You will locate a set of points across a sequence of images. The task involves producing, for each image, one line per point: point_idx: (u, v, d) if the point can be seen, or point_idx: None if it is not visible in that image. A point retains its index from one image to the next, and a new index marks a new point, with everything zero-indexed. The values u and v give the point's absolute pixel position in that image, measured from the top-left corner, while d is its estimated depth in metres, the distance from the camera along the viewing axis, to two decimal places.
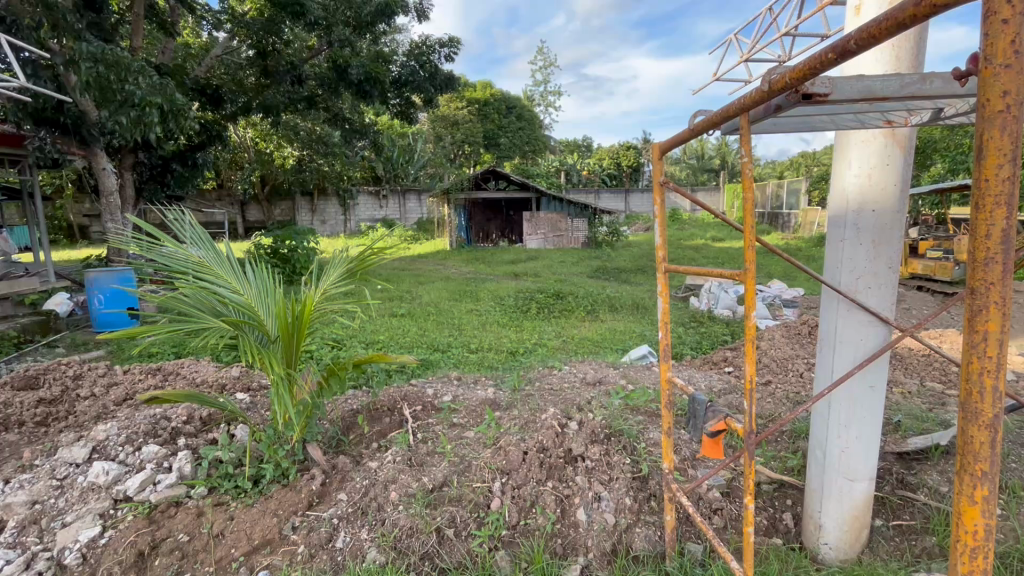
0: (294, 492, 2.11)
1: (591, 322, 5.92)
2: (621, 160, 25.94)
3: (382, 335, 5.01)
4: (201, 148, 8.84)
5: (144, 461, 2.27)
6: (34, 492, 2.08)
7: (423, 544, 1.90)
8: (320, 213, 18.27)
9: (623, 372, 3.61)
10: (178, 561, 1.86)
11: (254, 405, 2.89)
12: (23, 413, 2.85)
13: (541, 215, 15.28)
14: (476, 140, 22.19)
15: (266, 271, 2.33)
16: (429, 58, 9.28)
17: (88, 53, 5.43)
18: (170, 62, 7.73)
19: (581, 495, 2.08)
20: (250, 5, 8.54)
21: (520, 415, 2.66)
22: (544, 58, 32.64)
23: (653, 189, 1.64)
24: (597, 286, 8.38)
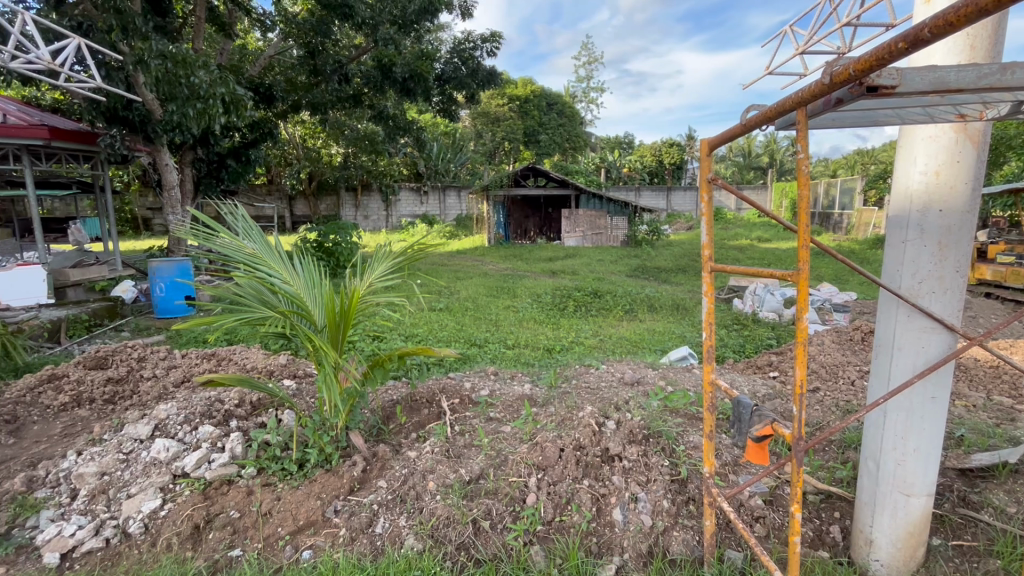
0: (336, 476, 2.19)
1: (629, 322, 5.83)
2: (664, 158, 25.40)
3: (421, 328, 5.09)
4: (253, 145, 9.16)
5: (200, 440, 2.39)
6: (103, 464, 2.25)
7: (460, 534, 1.94)
8: (363, 208, 18.64)
9: (662, 372, 3.54)
10: (230, 536, 1.97)
11: (299, 393, 3.00)
12: (93, 391, 3.10)
13: (580, 213, 15.16)
14: (516, 137, 22.28)
15: (312, 264, 2.42)
16: (472, 54, 9.40)
17: (158, 51, 5.78)
18: (227, 62, 8.12)
19: (617, 495, 2.07)
20: (302, 6, 8.85)
21: (557, 412, 2.65)
22: (588, 54, 32.39)
23: (700, 186, 1.59)
24: (636, 285, 8.23)
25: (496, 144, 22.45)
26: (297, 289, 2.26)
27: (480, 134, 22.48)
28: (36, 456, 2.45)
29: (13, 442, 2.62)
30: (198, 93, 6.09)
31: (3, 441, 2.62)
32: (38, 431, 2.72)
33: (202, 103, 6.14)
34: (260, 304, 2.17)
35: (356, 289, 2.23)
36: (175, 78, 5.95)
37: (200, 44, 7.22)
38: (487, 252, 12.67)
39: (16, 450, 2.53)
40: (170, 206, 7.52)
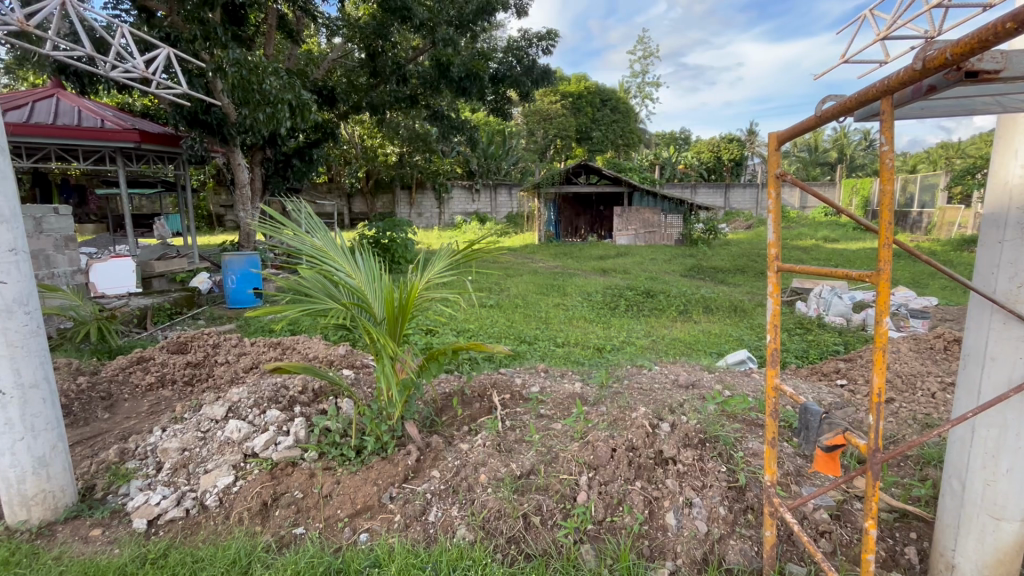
0: (392, 464, 2.27)
1: (682, 323, 5.67)
2: (722, 154, 24.46)
3: (473, 324, 5.18)
4: (316, 145, 9.59)
5: (268, 423, 2.53)
6: (184, 440, 2.44)
7: (511, 528, 1.95)
8: (417, 206, 19.12)
9: (719, 376, 3.42)
10: (295, 514, 2.09)
11: (357, 382, 3.13)
12: (175, 374, 3.37)
13: (633, 210, 14.88)
14: (568, 134, 22.17)
15: (373, 259, 2.50)
16: (527, 52, 9.46)
17: (234, 59, 6.17)
18: (294, 66, 8.55)
19: (671, 499, 2.02)
20: (363, 10, 9.19)
21: (609, 412, 2.61)
22: (644, 48, 31.65)
23: (768, 181, 1.53)
24: (691, 285, 7.98)
25: (548, 141, 22.40)
26: (358, 282, 2.35)
27: (532, 132, 22.47)
28: (127, 430, 2.69)
29: (108, 416, 2.90)
30: (268, 98, 6.49)
31: (100, 416, 2.91)
32: (129, 408, 3.00)
33: (271, 108, 6.55)
34: (323, 296, 2.27)
35: (414, 284, 2.29)
36: (250, 84, 6.33)
37: (270, 50, 7.64)
38: (538, 250, 12.68)
39: (111, 424, 2.80)
40: (242, 204, 8.02)
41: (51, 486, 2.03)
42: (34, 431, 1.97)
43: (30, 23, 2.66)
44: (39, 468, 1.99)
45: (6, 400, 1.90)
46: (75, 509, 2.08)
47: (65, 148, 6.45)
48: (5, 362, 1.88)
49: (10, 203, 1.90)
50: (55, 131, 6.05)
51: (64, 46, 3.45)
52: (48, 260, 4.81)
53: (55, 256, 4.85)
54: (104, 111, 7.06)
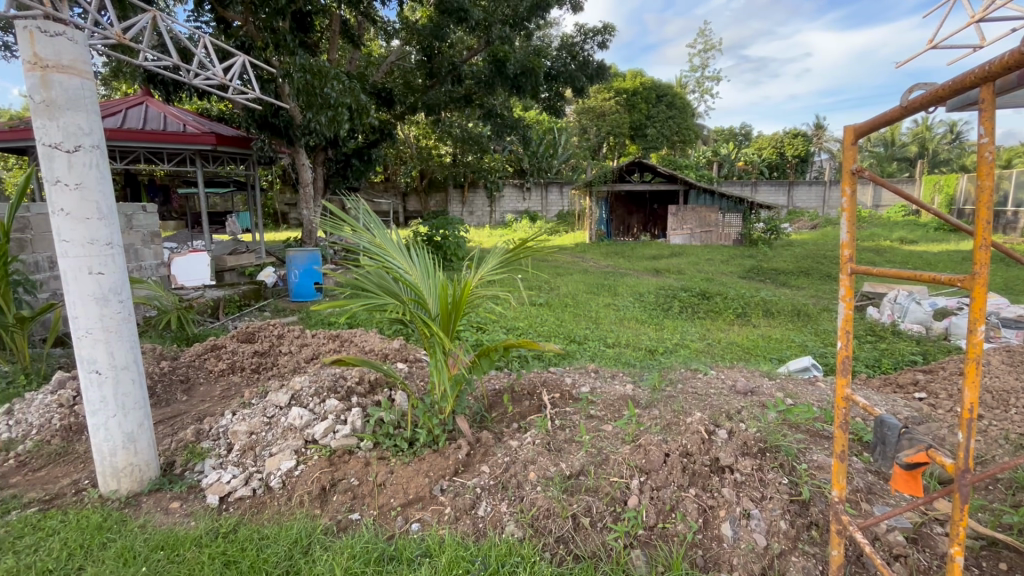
0: (443, 457, 2.31)
1: (740, 327, 5.43)
2: (786, 150, 23.23)
3: (523, 322, 5.20)
4: (375, 146, 9.91)
5: (327, 411, 2.64)
6: (252, 424, 2.60)
7: (560, 528, 1.94)
8: (469, 204, 19.43)
9: (780, 383, 3.24)
10: (351, 501, 2.17)
11: (410, 375, 3.21)
12: (244, 361, 3.59)
13: (688, 209, 14.41)
14: (622, 131, 21.73)
15: (427, 255, 2.55)
16: (581, 48, 9.39)
17: (300, 65, 6.51)
18: (355, 69, 8.89)
19: (727, 509, 1.94)
20: (421, 13, 9.42)
21: (662, 415, 2.55)
22: (705, 40, 30.56)
23: (843, 178, 1.43)
24: (750, 287, 7.64)
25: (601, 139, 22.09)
26: (414, 278, 2.40)
27: (585, 129, 22.24)
28: (202, 412, 2.91)
29: (186, 399, 3.14)
30: (330, 102, 6.78)
31: (179, 398, 3.15)
32: (204, 391, 3.24)
33: (333, 111, 6.85)
34: (381, 291, 2.35)
35: (468, 281, 2.33)
36: (313, 88, 6.65)
37: (333, 55, 7.98)
38: (589, 249, 12.53)
39: (188, 406, 3.03)
40: (305, 202, 8.43)
41: (137, 461, 2.22)
42: (125, 409, 2.16)
43: (129, 37, 2.92)
44: (128, 443, 2.18)
45: (102, 379, 2.10)
46: (157, 483, 2.27)
47: (151, 151, 7.02)
48: (101, 345, 2.07)
49: (109, 201, 2.09)
50: (143, 135, 6.59)
51: (156, 57, 3.76)
52: (137, 254, 5.28)
53: (142, 250, 5.30)
54: (185, 116, 7.62)
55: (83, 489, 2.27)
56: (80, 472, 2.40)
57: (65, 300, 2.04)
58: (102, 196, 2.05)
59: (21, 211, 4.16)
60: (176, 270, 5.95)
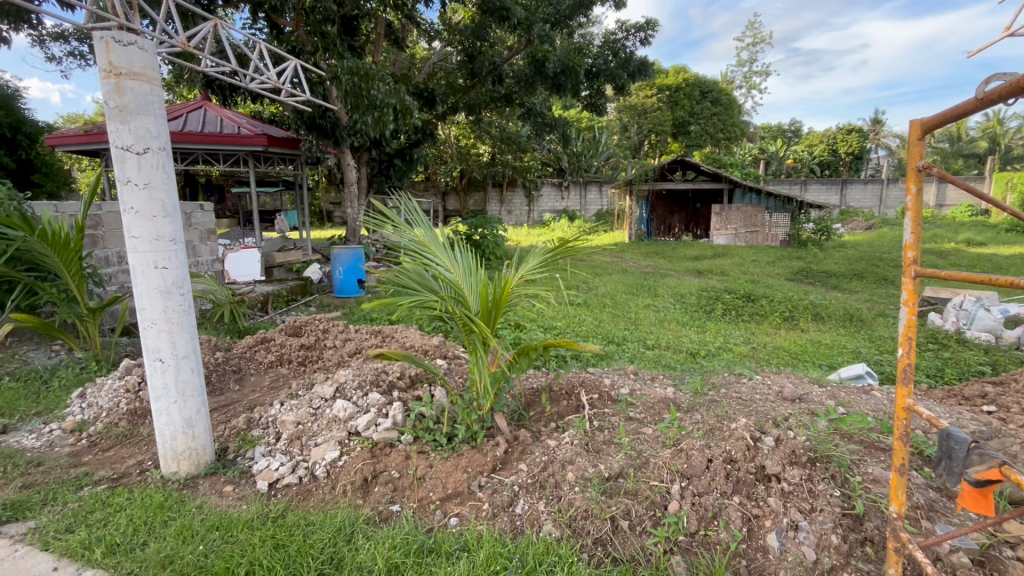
0: (481, 454, 2.33)
1: (788, 331, 5.22)
2: (839, 147, 22.18)
3: (560, 322, 5.17)
4: (417, 145, 10.08)
5: (369, 404, 2.72)
6: (299, 415, 2.71)
7: (598, 529, 1.92)
8: (507, 203, 19.54)
9: (831, 390, 3.10)
10: (392, 492, 2.22)
11: (449, 372, 3.26)
12: (291, 354, 3.74)
13: (733, 208, 13.95)
14: (665, 129, 21.26)
15: (469, 254, 2.57)
16: (623, 45, 9.26)
17: (348, 68, 6.71)
18: (399, 71, 9.09)
19: (774, 519, 1.88)
20: (463, 14, 9.53)
21: (705, 420, 2.49)
22: (753, 34, 29.52)
23: (908, 176, 1.35)
24: (799, 290, 7.34)
25: (643, 137, 21.70)
26: (456, 275, 2.43)
27: (626, 127, 21.93)
28: (253, 401, 3.05)
29: (238, 388, 3.31)
30: (376, 103, 6.98)
31: (232, 388, 3.32)
32: (254, 382, 3.40)
33: (379, 112, 7.04)
34: (422, 287, 2.38)
35: (509, 279, 2.34)
36: (360, 90, 6.85)
37: (378, 57, 8.17)
38: (629, 249, 12.34)
39: (240, 395, 3.19)
40: (349, 201, 8.68)
41: (195, 445, 2.35)
42: (184, 396, 2.29)
43: (193, 44, 3.09)
44: (187, 428, 2.31)
45: (165, 367, 2.23)
46: (212, 466, 2.40)
47: (209, 153, 7.41)
48: (165, 336, 2.20)
49: (173, 200, 2.22)
50: (202, 137, 6.96)
51: (218, 63, 3.97)
52: (195, 250, 5.59)
53: (199, 246, 5.60)
54: (240, 119, 7.99)
55: (147, 469, 2.43)
56: (144, 454, 2.56)
57: (133, 292, 2.18)
58: (166, 195, 2.17)
59: (93, 210, 4.49)
60: (229, 266, 6.22)
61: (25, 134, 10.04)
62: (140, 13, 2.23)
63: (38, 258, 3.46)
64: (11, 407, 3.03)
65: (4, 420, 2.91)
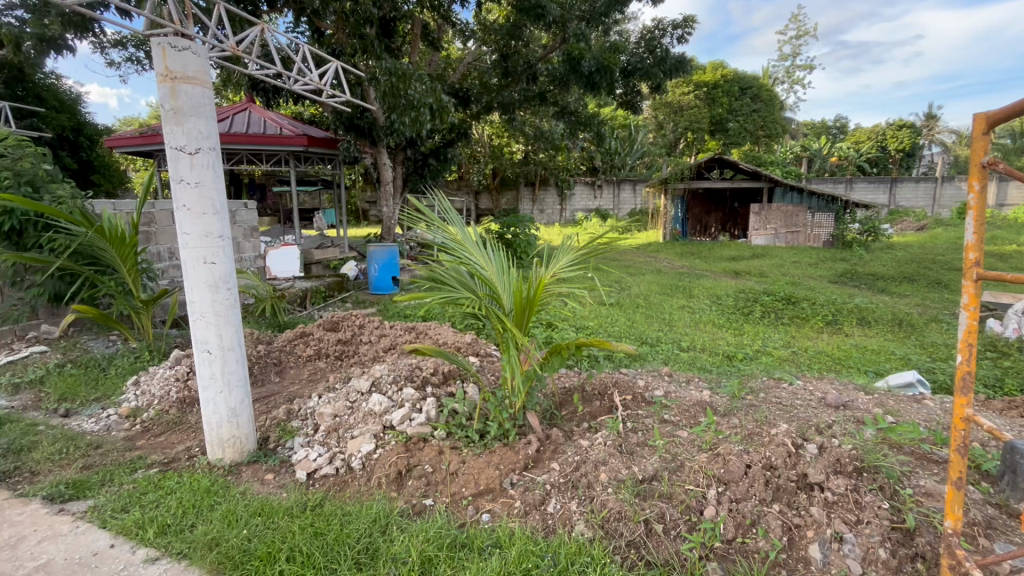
0: (513, 451, 2.34)
1: (831, 335, 5.02)
2: (889, 143, 21.18)
3: (592, 321, 5.14)
4: (451, 145, 10.17)
5: (404, 399, 2.77)
6: (336, 407, 2.78)
7: (632, 532, 1.89)
8: (539, 202, 19.55)
9: (879, 398, 2.96)
10: (425, 486, 2.26)
11: (482, 369, 3.28)
12: (328, 348, 3.84)
13: (773, 208, 13.49)
14: (702, 127, 20.77)
15: (503, 252, 2.58)
16: (660, 42, 9.10)
17: (386, 69, 6.84)
18: (434, 71, 9.19)
19: (816, 530, 1.81)
20: (498, 13, 9.55)
21: (743, 425, 2.43)
22: (797, 27, 28.47)
23: (971, 173, 1.27)
24: (843, 293, 7.05)
25: (679, 135, 21.26)
26: (490, 273, 2.44)
27: (662, 125, 21.54)
28: (292, 393, 3.15)
29: (279, 381, 3.43)
30: (413, 103, 7.09)
31: (273, 380, 3.45)
32: (294, 374, 3.52)
33: (416, 112, 7.15)
34: (459, 285, 2.43)
35: (543, 278, 2.34)
36: (397, 90, 6.97)
37: (415, 57, 8.29)
38: (663, 249, 12.12)
39: (281, 387, 3.30)
40: (385, 200, 8.85)
41: (239, 433, 2.44)
42: (230, 386, 2.39)
43: (242, 48, 3.21)
44: (232, 417, 2.41)
45: (212, 358, 2.33)
46: (255, 455, 2.49)
47: (253, 153, 7.71)
48: (213, 328, 2.30)
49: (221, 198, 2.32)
50: (246, 138, 7.23)
51: (263, 65, 4.11)
52: (239, 247, 5.83)
53: (242, 243, 5.83)
54: (282, 120, 8.26)
55: (195, 455, 2.54)
56: (192, 440, 2.68)
57: (184, 286, 2.28)
58: (216, 193, 2.27)
59: (147, 207, 4.74)
60: (270, 263, 6.38)
61: (87, 136, 10.68)
62: (194, 20, 2.34)
63: (99, 253, 3.67)
64: (73, 392, 3.23)
65: (67, 405, 3.11)
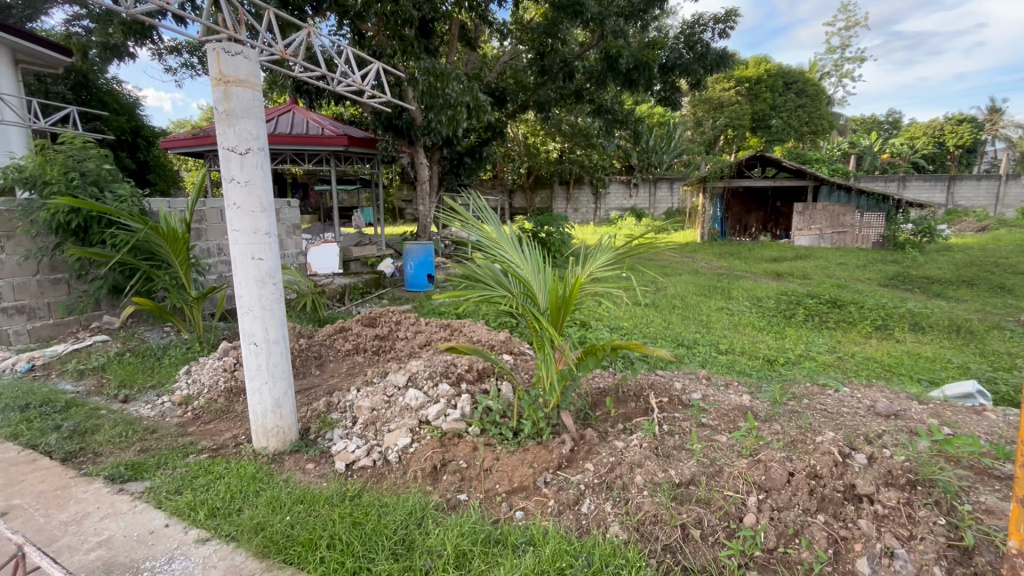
0: (547, 450, 2.34)
1: (880, 341, 4.79)
2: (947, 139, 19.99)
3: (628, 322, 5.07)
4: (486, 144, 10.22)
5: (439, 395, 2.81)
6: (374, 401, 2.85)
7: (668, 536, 1.86)
8: (574, 201, 19.44)
9: (934, 408, 2.81)
10: (460, 481, 2.28)
11: (516, 367, 3.29)
12: (366, 343, 3.94)
13: (818, 207, 12.96)
14: (743, 123, 20.16)
15: (539, 250, 2.57)
16: (701, 37, 8.88)
17: (425, 69, 6.95)
18: (471, 70, 9.25)
19: (865, 543, 1.74)
20: (535, 11, 9.53)
21: (786, 431, 2.35)
22: (848, 17, 27.19)
23: None
24: (893, 296, 6.72)
25: (718, 132, 20.71)
26: (526, 272, 2.44)
27: (700, 122, 21.01)
28: (331, 386, 3.25)
29: (319, 373, 3.54)
30: (450, 102, 7.16)
31: (313, 372, 3.57)
32: (333, 368, 3.64)
33: (453, 111, 7.22)
34: (495, 283, 2.45)
35: (579, 277, 2.32)
36: (435, 90, 7.07)
37: (452, 57, 8.37)
38: (701, 249, 11.83)
39: (321, 380, 3.41)
40: (421, 199, 8.98)
41: (282, 423, 2.54)
42: (274, 377, 2.48)
43: (289, 52, 3.31)
44: (276, 408, 2.51)
45: (258, 351, 2.42)
46: (297, 445, 2.58)
47: (296, 153, 7.96)
48: (259, 321, 2.39)
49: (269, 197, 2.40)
50: (290, 138, 7.47)
51: (308, 68, 4.24)
52: (283, 243, 6.04)
53: (285, 240, 6.04)
54: (324, 121, 8.50)
55: (241, 443, 2.66)
56: (238, 428, 2.80)
57: (233, 281, 2.38)
58: (264, 192, 2.35)
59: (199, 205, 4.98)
60: (312, 259, 6.61)
61: (144, 138, 11.27)
62: (247, 26, 2.43)
63: (155, 249, 3.88)
64: (131, 379, 3.43)
65: (126, 391, 3.31)
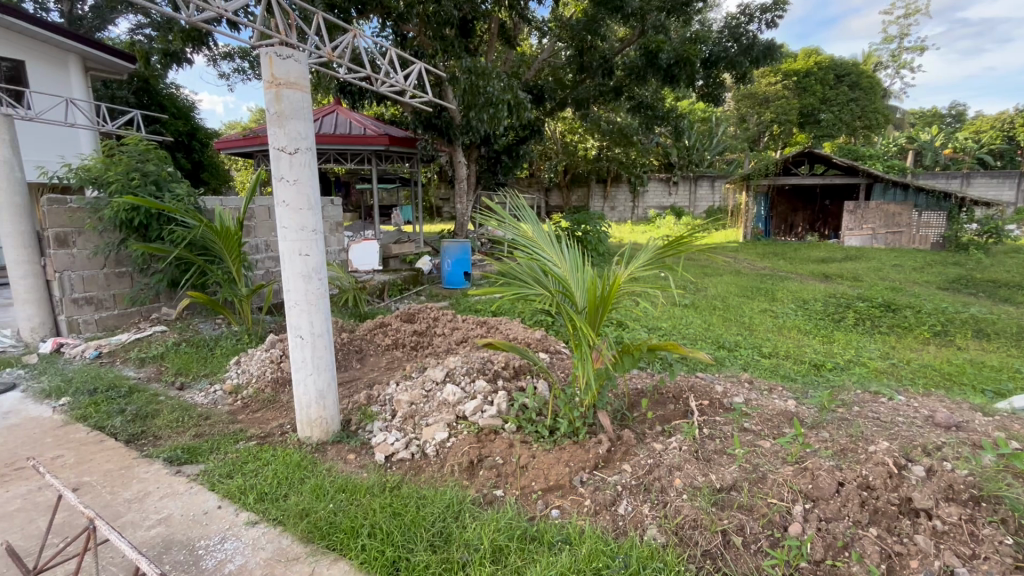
0: (583, 450, 2.32)
1: (940, 347, 4.51)
2: (1018, 133, 18.61)
3: (666, 323, 4.97)
4: (524, 142, 10.18)
5: (476, 391, 2.84)
6: (412, 395, 2.90)
7: (708, 542, 1.81)
8: (611, 199, 19.21)
9: (1000, 421, 2.63)
10: (496, 477, 2.30)
11: (551, 365, 3.29)
12: (404, 338, 4.02)
13: (871, 206, 12.33)
14: (790, 119, 19.39)
15: (577, 249, 2.56)
16: (747, 28, 8.58)
17: (466, 68, 7.03)
18: (509, 68, 9.27)
19: (921, 559, 1.65)
20: (574, 7, 9.46)
21: (835, 439, 2.25)
22: (907, 5, 25.70)
23: None
24: (956, 300, 6.32)
25: (763, 128, 19.99)
26: (564, 271, 2.43)
27: (744, 117, 20.30)
28: (372, 380, 3.34)
29: (360, 367, 3.65)
30: (490, 100, 7.21)
31: (354, 366, 3.67)
32: (373, 362, 3.73)
33: (493, 109, 7.27)
34: (532, 281, 2.45)
35: (619, 276, 2.29)
36: (475, 89, 7.13)
37: (492, 56, 8.41)
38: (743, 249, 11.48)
39: (362, 373, 3.51)
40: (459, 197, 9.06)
41: (325, 415, 2.63)
42: (318, 369, 2.56)
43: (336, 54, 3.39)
44: (320, 398, 2.60)
45: (304, 343, 2.51)
46: (339, 436, 2.67)
47: (340, 153, 8.19)
48: (305, 314, 2.48)
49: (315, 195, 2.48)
50: (334, 138, 7.69)
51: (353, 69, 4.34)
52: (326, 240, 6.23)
53: (328, 237, 6.22)
54: (365, 121, 8.72)
55: (287, 432, 2.76)
56: (284, 418, 2.91)
57: (281, 275, 2.48)
58: (311, 190, 2.43)
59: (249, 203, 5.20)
60: (352, 256, 6.35)
61: (199, 139, 11.83)
62: (298, 30, 2.52)
63: (209, 244, 4.08)
64: (186, 368, 3.63)
65: (182, 379, 3.50)
